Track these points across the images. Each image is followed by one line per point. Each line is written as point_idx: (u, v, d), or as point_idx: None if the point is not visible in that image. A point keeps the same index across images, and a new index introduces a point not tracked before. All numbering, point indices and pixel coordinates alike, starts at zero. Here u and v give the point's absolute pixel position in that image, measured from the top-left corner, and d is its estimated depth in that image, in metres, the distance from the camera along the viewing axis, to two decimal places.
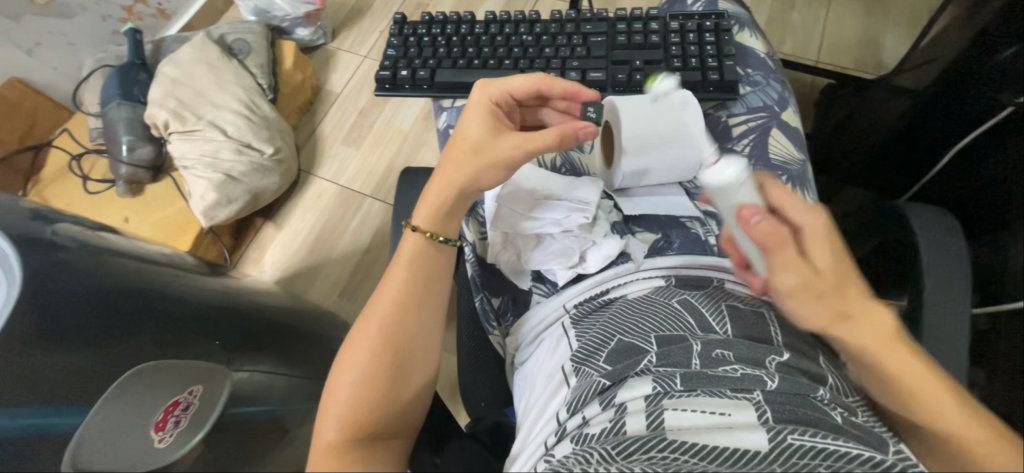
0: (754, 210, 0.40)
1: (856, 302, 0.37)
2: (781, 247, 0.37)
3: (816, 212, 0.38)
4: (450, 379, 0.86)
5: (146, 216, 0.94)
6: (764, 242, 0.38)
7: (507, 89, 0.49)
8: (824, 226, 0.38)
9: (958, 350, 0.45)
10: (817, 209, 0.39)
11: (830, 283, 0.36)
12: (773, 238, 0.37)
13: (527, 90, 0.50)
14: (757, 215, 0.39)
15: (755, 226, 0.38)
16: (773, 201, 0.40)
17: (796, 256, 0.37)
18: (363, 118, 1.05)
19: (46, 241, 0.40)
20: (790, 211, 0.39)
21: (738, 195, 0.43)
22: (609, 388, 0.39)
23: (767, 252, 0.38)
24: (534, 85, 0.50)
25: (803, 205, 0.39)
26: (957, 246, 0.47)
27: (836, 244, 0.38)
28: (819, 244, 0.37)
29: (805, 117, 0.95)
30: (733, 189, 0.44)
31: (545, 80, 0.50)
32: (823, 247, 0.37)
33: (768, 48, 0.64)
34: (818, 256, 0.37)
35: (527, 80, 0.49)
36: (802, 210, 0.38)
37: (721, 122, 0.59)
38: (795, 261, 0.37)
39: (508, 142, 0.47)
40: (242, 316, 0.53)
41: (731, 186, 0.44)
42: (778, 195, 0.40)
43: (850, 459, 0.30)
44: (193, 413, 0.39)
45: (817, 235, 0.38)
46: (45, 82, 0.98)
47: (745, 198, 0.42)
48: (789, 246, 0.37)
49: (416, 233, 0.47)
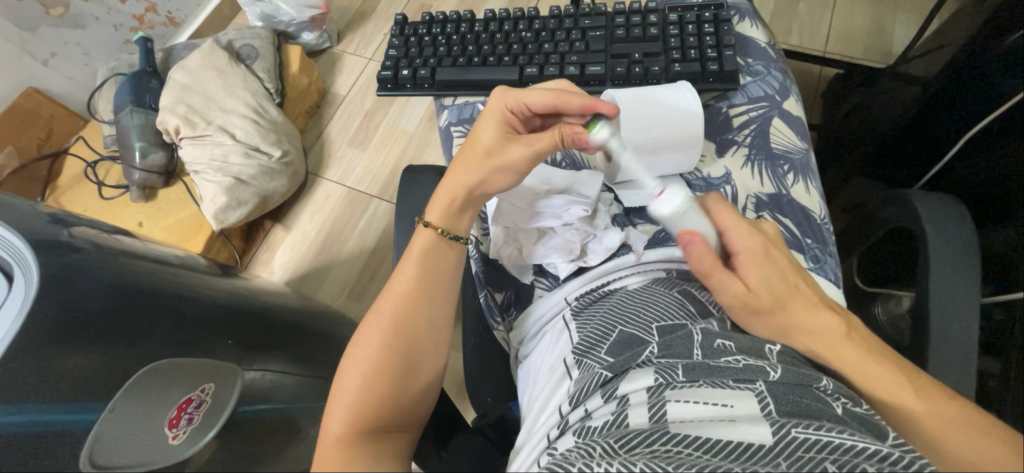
0: (694, 240, 0.41)
1: (795, 313, 0.42)
2: (713, 270, 0.42)
3: (751, 237, 0.43)
4: (458, 376, 0.86)
5: (159, 220, 0.96)
6: (699, 267, 0.42)
7: (524, 102, 0.48)
8: (754, 250, 0.43)
9: (970, 338, 0.44)
10: (751, 233, 0.43)
11: (762, 301, 0.41)
12: (705, 264, 0.42)
13: (544, 105, 0.48)
14: (693, 241, 0.42)
15: (692, 253, 0.42)
16: (721, 223, 0.44)
17: (728, 277, 0.42)
18: (369, 119, 1.06)
19: (61, 243, 0.41)
20: (729, 236, 0.43)
21: (682, 223, 0.41)
22: (611, 380, 0.39)
23: (702, 273, 0.42)
24: (551, 102, 0.48)
25: (744, 230, 0.43)
26: (963, 234, 0.46)
27: (768, 264, 0.43)
28: (749, 265, 0.42)
29: (812, 107, 0.94)
30: (677, 219, 0.41)
31: (562, 96, 0.48)
32: (756, 269, 0.42)
33: (770, 38, 0.63)
34: (748, 277, 0.42)
35: (544, 95, 0.48)
36: (739, 235, 0.43)
37: (722, 113, 0.58)
38: (726, 282, 0.42)
39: (518, 153, 0.47)
40: (253, 315, 0.54)
41: (677, 218, 0.41)
42: (720, 220, 0.44)
43: (856, 453, 0.29)
44: (204, 412, 0.42)
45: (752, 257, 0.43)
46: (61, 91, 1.00)
47: (691, 225, 0.42)
48: (719, 270, 0.42)
49: (428, 228, 0.47)
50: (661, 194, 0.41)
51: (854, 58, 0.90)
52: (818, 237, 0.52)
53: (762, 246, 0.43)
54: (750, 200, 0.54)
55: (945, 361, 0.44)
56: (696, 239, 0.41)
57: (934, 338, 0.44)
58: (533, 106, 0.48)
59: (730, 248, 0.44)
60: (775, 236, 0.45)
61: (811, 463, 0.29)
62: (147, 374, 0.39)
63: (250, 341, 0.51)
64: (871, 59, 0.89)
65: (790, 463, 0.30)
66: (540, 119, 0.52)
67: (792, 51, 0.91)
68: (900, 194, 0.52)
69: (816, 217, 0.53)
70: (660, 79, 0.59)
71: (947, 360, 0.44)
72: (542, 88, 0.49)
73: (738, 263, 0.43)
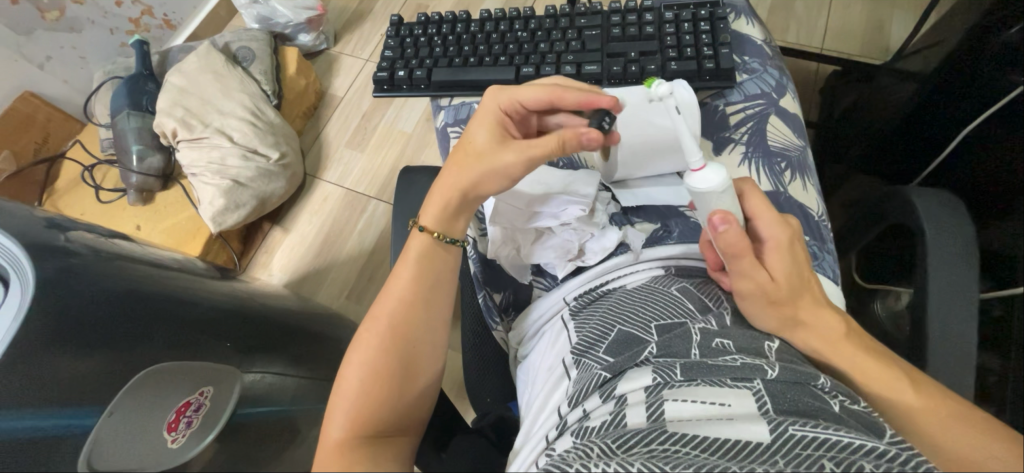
0: (727, 220, 0.38)
1: (805, 308, 0.41)
2: (743, 255, 0.39)
3: (781, 226, 0.41)
4: (458, 378, 0.86)
5: (157, 223, 0.96)
6: (727, 249, 0.40)
7: (517, 100, 0.48)
8: (783, 239, 0.41)
9: (968, 334, 0.44)
10: (783, 222, 0.41)
11: (782, 293, 0.40)
12: (736, 246, 0.39)
13: (538, 100, 0.48)
14: (725, 222, 0.39)
15: (722, 235, 0.39)
16: (750, 208, 0.42)
17: (754, 267, 0.40)
18: (367, 120, 1.06)
19: (57, 247, 0.41)
20: (758, 221, 0.41)
21: (713, 203, 0.40)
22: (610, 380, 0.39)
23: (733, 257, 0.40)
24: (545, 96, 0.48)
25: (776, 217, 0.41)
26: (960, 230, 0.46)
27: (793, 257, 0.41)
28: (777, 255, 0.40)
29: (810, 104, 0.94)
30: (710, 197, 0.40)
31: (557, 91, 0.48)
32: (784, 258, 0.40)
33: (766, 35, 0.63)
34: (772, 266, 0.40)
35: (538, 90, 0.48)
36: (770, 221, 0.41)
37: (718, 111, 0.59)
38: (751, 269, 0.40)
39: (513, 151, 0.46)
40: (252, 318, 0.54)
41: (710, 195, 0.40)
42: (751, 205, 0.42)
43: (853, 450, 0.29)
44: (203, 416, 0.41)
45: (783, 245, 0.40)
46: (58, 95, 1.00)
47: (722, 206, 0.40)
48: (748, 255, 0.39)
49: (423, 233, 0.47)
50: (701, 168, 0.40)
51: (852, 55, 0.90)
52: (816, 234, 0.52)
53: (793, 237, 0.41)
54: None
55: (943, 357, 0.44)
56: (729, 221, 0.39)
57: (931, 335, 0.44)
58: (527, 102, 0.48)
59: (757, 234, 0.42)
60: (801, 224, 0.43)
61: (808, 461, 0.29)
62: (146, 377, 0.39)
63: (250, 344, 0.51)
64: (869, 56, 0.89)
65: (788, 460, 0.30)
66: (534, 119, 0.51)
67: (789, 48, 0.90)
68: (896, 191, 0.51)
69: (813, 215, 0.53)
70: (657, 77, 0.59)
71: (946, 356, 0.44)
72: (535, 85, 0.49)
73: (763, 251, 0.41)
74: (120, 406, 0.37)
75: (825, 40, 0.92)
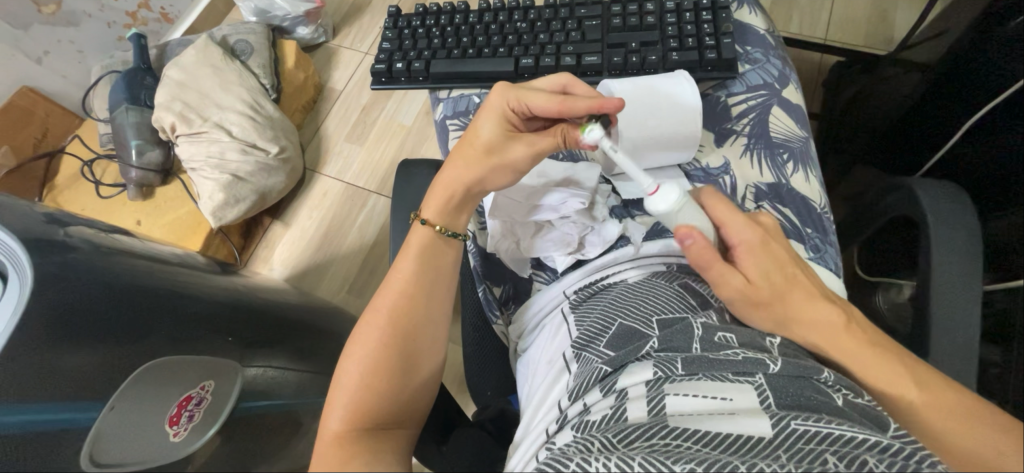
0: (690, 236, 0.39)
1: (796, 305, 0.41)
2: (711, 266, 0.40)
3: (747, 227, 0.41)
4: (458, 371, 0.87)
5: (157, 218, 0.96)
6: (697, 261, 0.40)
7: (524, 102, 0.46)
8: (752, 241, 0.41)
9: (971, 325, 0.43)
10: (749, 224, 0.41)
11: (763, 293, 0.40)
12: (704, 258, 0.40)
13: (546, 110, 0.45)
14: (690, 237, 0.39)
15: (690, 249, 0.40)
16: (716, 218, 0.41)
17: (728, 272, 0.40)
18: (366, 114, 1.06)
19: (57, 242, 0.40)
20: (725, 229, 0.41)
21: (678, 219, 0.41)
22: (610, 374, 0.39)
23: (703, 267, 0.40)
24: (553, 108, 0.45)
25: (743, 222, 0.41)
26: (965, 223, 0.46)
27: (766, 255, 0.41)
28: (747, 258, 0.41)
29: (813, 96, 0.93)
30: (671, 216, 0.41)
31: (567, 103, 0.44)
32: (757, 261, 0.41)
33: (768, 25, 0.62)
34: (746, 269, 0.41)
35: (547, 99, 0.45)
36: (736, 227, 0.41)
37: (720, 102, 0.58)
38: (726, 275, 0.40)
39: (519, 152, 0.47)
40: (254, 312, 0.54)
41: (670, 215, 0.41)
42: (716, 214, 0.41)
43: (856, 445, 0.29)
44: (203, 409, 0.43)
45: (752, 248, 0.41)
46: (56, 90, 1.00)
47: (686, 220, 0.40)
48: (720, 262, 0.40)
49: (425, 226, 0.47)
50: (655, 189, 0.41)
51: (856, 45, 0.89)
52: (818, 226, 0.52)
53: (761, 236, 0.41)
54: (749, 190, 0.54)
55: (946, 349, 0.43)
56: (693, 234, 0.39)
57: (935, 326, 0.44)
58: (535, 109, 0.46)
59: (727, 240, 0.42)
60: (772, 226, 0.43)
61: (810, 455, 0.29)
62: (150, 370, 0.39)
63: (251, 338, 0.51)
64: (873, 46, 0.88)
65: (790, 455, 0.30)
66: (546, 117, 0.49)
67: (792, 39, 0.89)
68: (900, 182, 0.51)
69: (816, 207, 0.53)
70: (657, 68, 0.58)
71: (948, 348, 0.43)
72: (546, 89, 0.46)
73: (736, 254, 0.42)
74: (123, 402, 0.37)
75: (829, 31, 0.91)
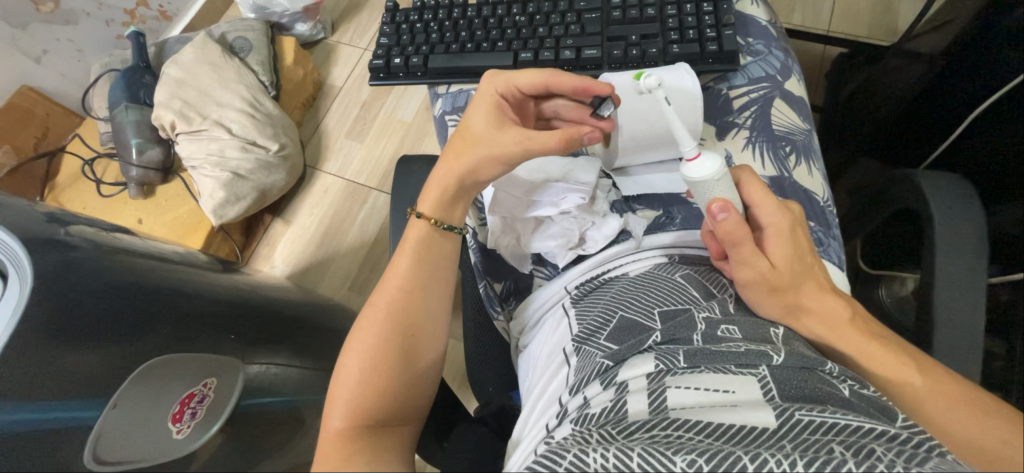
0: (726, 209, 0.38)
1: (805, 295, 0.41)
2: (742, 241, 0.39)
3: (780, 212, 0.41)
4: (459, 367, 0.87)
5: (158, 217, 0.96)
6: (728, 237, 0.40)
7: (513, 84, 0.48)
8: (783, 226, 0.41)
9: (976, 316, 0.43)
10: (781, 209, 0.41)
11: (783, 279, 0.40)
12: (736, 235, 0.39)
13: (535, 85, 0.48)
14: (725, 210, 0.39)
15: (721, 223, 0.39)
16: (748, 198, 0.42)
17: (755, 253, 0.40)
18: (366, 111, 1.05)
19: (58, 241, 0.40)
20: (756, 209, 0.42)
21: (711, 192, 0.40)
22: (611, 368, 0.39)
23: (732, 242, 0.40)
24: (543, 82, 0.48)
25: (775, 204, 0.41)
26: (971, 214, 0.45)
27: (793, 242, 0.41)
28: (775, 242, 0.41)
29: (816, 88, 0.92)
30: (706, 185, 0.40)
31: (554, 76, 0.48)
32: (784, 245, 0.40)
33: (770, 16, 0.61)
34: (772, 253, 0.41)
35: (535, 76, 0.48)
36: (767, 209, 0.41)
37: (722, 95, 0.58)
38: (752, 256, 0.40)
39: (513, 135, 0.46)
40: (257, 310, 0.54)
41: (706, 184, 0.40)
42: (748, 193, 0.42)
43: (863, 433, 0.29)
44: (206, 407, 0.43)
45: (782, 233, 0.41)
46: (55, 88, 1.00)
47: (721, 194, 0.40)
48: (750, 241, 0.39)
49: (421, 220, 0.47)
50: (695, 157, 0.40)
51: (860, 37, 0.87)
52: (821, 220, 0.52)
53: (790, 223, 0.41)
54: None
55: (950, 341, 0.43)
56: (728, 209, 0.39)
57: (939, 319, 0.44)
58: (524, 87, 0.48)
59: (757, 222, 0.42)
60: (799, 215, 0.43)
61: (816, 445, 0.29)
62: (149, 369, 0.39)
63: (253, 336, 0.51)
64: (876, 38, 0.87)
65: (795, 445, 0.29)
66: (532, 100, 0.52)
67: (794, 30, 0.88)
68: (903, 174, 0.51)
69: (819, 200, 0.53)
70: (657, 61, 0.58)
71: (953, 340, 0.43)
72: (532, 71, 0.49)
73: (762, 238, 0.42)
74: (125, 398, 0.37)
75: (831, 22, 0.90)
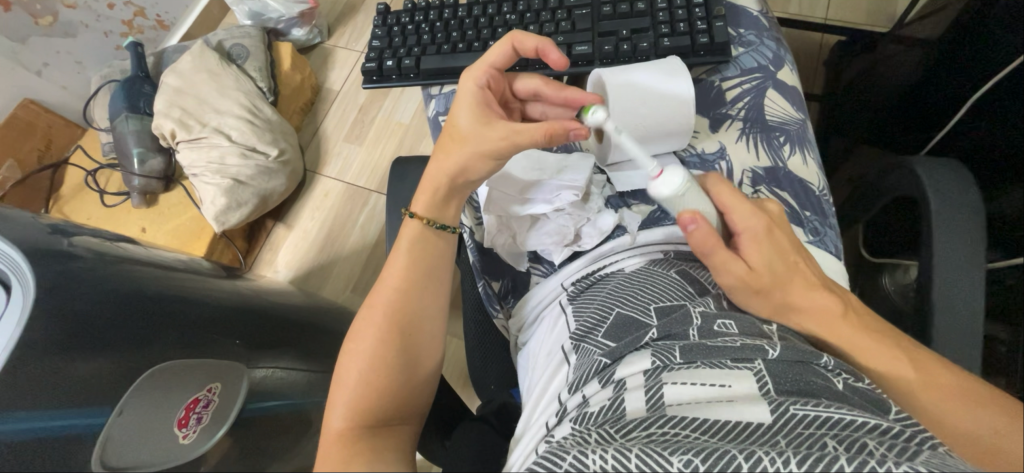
0: (695, 220, 0.38)
1: (795, 293, 0.41)
2: (714, 252, 0.39)
3: (753, 215, 0.41)
4: (461, 367, 0.87)
5: (162, 225, 0.97)
6: (700, 247, 0.40)
7: (486, 62, 0.48)
8: (755, 230, 0.41)
9: (976, 305, 0.43)
10: (754, 212, 0.41)
11: (764, 280, 0.40)
12: (709, 244, 0.39)
13: (503, 55, 0.49)
14: (695, 222, 0.39)
15: (692, 234, 0.39)
16: (721, 203, 0.42)
17: (731, 257, 0.40)
18: (364, 114, 1.06)
19: (61, 252, 0.41)
20: (730, 215, 0.42)
21: (681, 204, 0.40)
22: (609, 366, 0.39)
23: (705, 254, 0.40)
24: (507, 46, 0.48)
25: (747, 208, 0.41)
26: (967, 200, 0.45)
27: (770, 244, 0.41)
28: (750, 245, 0.41)
29: (814, 76, 0.92)
30: (674, 200, 0.40)
31: (514, 36, 0.48)
32: (759, 248, 0.41)
33: (761, 6, 0.61)
34: (749, 256, 0.41)
35: (500, 46, 0.49)
36: (739, 214, 0.41)
37: (714, 87, 0.57)
38: (728, 261, 0.40)
39: (497, 133, 0.45)
40: (261, 317, 0.55)
41: (676, 198, 0.40)
42: (720, 200, 0.42)
43: (857, 428, 0.29)
44: (212, 411, 0.42)
45: (756, 235, 0.41)
46: (57, 101, 1.01)
47: (692, 204, 0.40)
48: (723, 249, 0.40)
49: (414, 220, 0.47)
50: (659, 174, 0.39)
51: (859, 24, 0.85)
52: (817, 209, 0.51)
53: (765, 226, 0.41)
54: (746, 175, 0.53)
55: (948, 330, 0.43)
56: (698, 219, 0.39)
57: (937, 309, 0.43)
58: (494, 61, 0.49)
59: (731, 227, 0.42)
60: (777, 215, 0.44)
61: (810, 440, 0.29)
62: (149, 378, 0.39)
63: (257, 341, 0.51)
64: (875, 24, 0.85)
65: (790, 440, 0.29)
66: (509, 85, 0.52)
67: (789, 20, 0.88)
68: (901, 162, 0.50)
69: (814, 190, 0.52)
70: (649, 56, 0.58)
71: (950, 332, 0.43)
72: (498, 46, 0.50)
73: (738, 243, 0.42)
74: (130, 405, 0.37)
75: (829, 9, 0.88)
